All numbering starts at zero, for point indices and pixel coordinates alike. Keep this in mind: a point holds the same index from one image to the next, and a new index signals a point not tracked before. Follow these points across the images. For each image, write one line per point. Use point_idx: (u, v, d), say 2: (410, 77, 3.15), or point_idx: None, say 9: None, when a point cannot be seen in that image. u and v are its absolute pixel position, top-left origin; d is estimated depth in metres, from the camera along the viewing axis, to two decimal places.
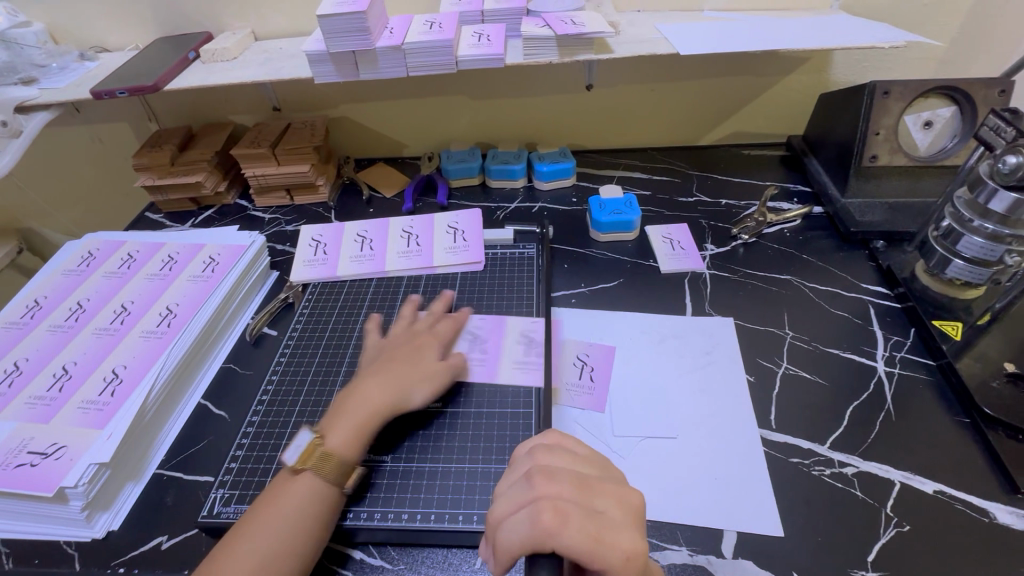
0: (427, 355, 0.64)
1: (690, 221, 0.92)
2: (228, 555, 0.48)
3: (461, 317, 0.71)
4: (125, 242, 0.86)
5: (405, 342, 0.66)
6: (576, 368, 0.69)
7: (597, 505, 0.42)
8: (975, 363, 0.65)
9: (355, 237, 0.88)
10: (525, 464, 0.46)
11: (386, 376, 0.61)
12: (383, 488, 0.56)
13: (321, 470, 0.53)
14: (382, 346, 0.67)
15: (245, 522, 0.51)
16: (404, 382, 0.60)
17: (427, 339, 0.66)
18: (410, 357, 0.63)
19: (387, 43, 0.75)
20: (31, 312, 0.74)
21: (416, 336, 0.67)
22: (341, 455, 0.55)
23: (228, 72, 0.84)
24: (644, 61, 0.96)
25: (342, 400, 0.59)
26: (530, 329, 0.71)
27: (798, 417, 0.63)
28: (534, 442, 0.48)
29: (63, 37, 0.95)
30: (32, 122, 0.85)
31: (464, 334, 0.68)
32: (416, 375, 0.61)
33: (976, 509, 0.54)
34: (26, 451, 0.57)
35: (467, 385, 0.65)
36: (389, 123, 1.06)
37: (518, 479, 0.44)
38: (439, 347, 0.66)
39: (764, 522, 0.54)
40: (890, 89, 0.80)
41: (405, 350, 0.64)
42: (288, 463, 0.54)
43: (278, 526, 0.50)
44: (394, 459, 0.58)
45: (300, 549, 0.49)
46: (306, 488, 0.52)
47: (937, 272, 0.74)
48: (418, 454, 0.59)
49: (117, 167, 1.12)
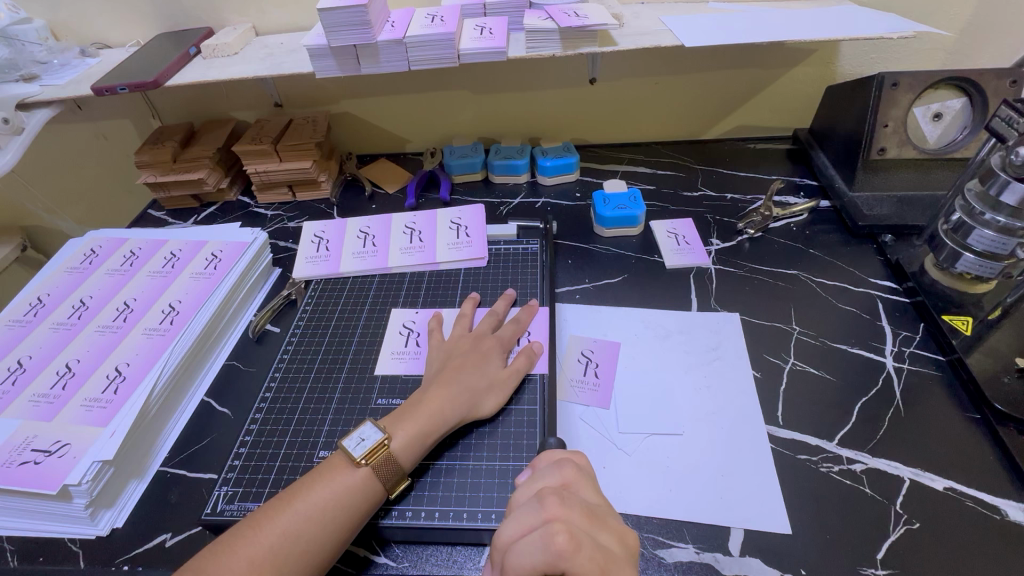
0: (493, 363, 0.63)
1: (694, 216, 0.91)
2: (269, 531, 0.48)
3: (524, 319, 0.69)
4: (127, 239, 0.86)
5: (472, 348, 0.64)
6: (580, 363, 0.69)
7: (601, 539, 0.43)
8: (986, 359, 0.64)
9: (359, 233, 0.87)
10: (547, 480, 0.49)
11: (454, 383, 0.59)
12: (426, 487, 0.55)
13: (379, 471, 0.52)
14: (448, 350, 0.65)
15: (288, 498, 0.50)
16: (472, 391, 0.59)
17: (492, 345, 0.64)
18: (479, 364, 0.62)
19: (388, 36, 0.74)
20: (34, 310, 0.74)
21: (480, 341, 0.65)
22: (399, 458, 0.53)
23: (228, 68, 0.83)
24: (649, 54, 0.95)
25: (412, 402, 0.58)
26: (534, 321, 0.71)
27: (805, 413, 0.62)
28: (564, 459, 0.51)
29: (63, 33, 0.95)
30: (33, 119, 0.85)
31: (493, 333, 0.67)
32: (483, 383, 0.60)
33: (987, 506, 0.53)
34: (30, 449, 0.57)
35: (527, 384, 0.64)
36: (391, 119, 1.06)
37: (529, 501, 0.46)
38: (503, 353, 0.64)
39: (771, 519, 0.53)
40: (899, 80, 0.79)
41: (474, 357, 0.63)
42: (350, 455, 0.53)
43: (325, 513, 0.49)
44: (446, 458, 0.58)
45: (337, 543, 0.49)
46: (353, 485, 0.51)
47: (946, 266, 0.72)
48: (462, 453, 0.58)
49: (119, 164, 1.12)
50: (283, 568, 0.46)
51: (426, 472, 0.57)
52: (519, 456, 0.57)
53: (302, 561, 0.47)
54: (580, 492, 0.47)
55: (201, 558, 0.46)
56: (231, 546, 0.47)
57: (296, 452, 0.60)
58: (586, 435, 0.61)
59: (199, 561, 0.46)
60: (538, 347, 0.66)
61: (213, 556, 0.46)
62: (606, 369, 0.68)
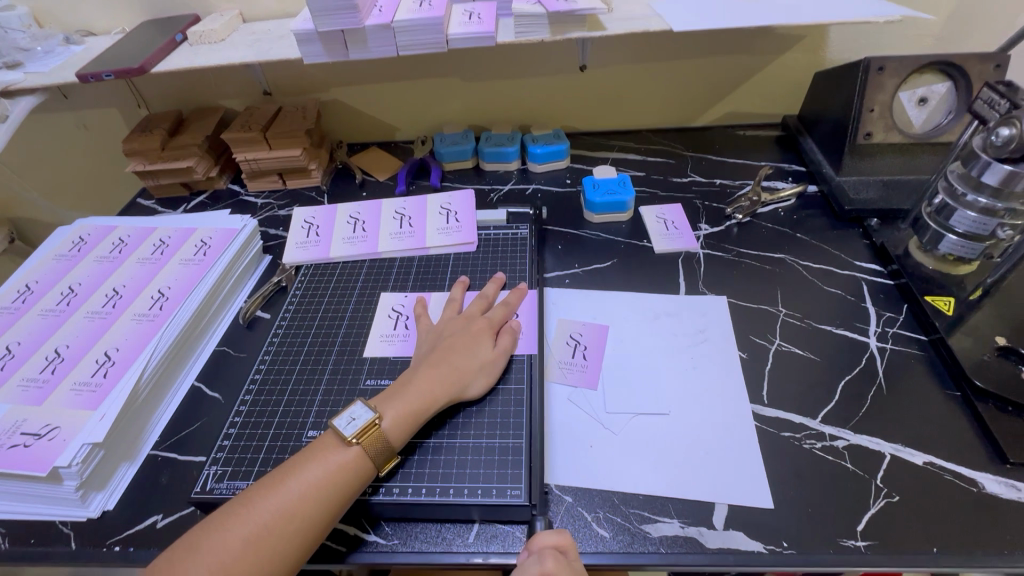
0: (483, 345, 0.63)
1: (683, 202, 0.92)
2: (262, 509, 0.48)
3: (513, 300, 0.69)
4: (116, 227, 0.86)
5: (462, 330, 0.64)
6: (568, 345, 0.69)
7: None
8: (967, 338, 0.65)
9: (349, 219, 0.87)
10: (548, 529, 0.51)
11: (443, 364, 0.60)
12: (415, 465, 0.56)
13: (370, 449, 0.53)
14: (437, 332, 0.65)
15: (280, 477, 0.51)
16: (462, 373, 0.60)
17: (482, 328, 0.65)
18: (469, 347, 0.62)
19: (376, 21, 0.74)
20: (22, 297, 0.74)
21: (470, 323, 0.65)
22: (389, 438, 0.54)
23: (216, 54, 0.83)
24: (638, 40, 0.95)
25: (402, 383, 0.58)
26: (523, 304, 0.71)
27: (790, 392, 0.63)
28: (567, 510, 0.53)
29: (48, 21, 0.94)
30: (18, 106, 0.85)
31: (482, 315, 0.67)
32: (473, 364, 0.61)
33: (965, 479, 0.55)
34: (19, 433, 0.57)
35: (513, 365, 0.64)
36: (382, 107, 1.05)
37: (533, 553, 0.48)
38: (492, 334, 0.65)
39: (754, 494, 0.54)
40: (885, 65, 0.80)
41: (464, 340, 0.63)
42: (342, 435, 0.53)
43: (317, 491, 0.50)
44: (436, 437, 0.58)
45: (328, 520, 0.50)
46: (344, 464, 0.52)
47: (930, 248, 0.74)
48: (451, 431, 0.59)
49: (107, 153, 1.11)
50: (276, 544, 0.47)
51: (415, 450, 0.57)
52: (507, 434, 0.58)
53: (296, 536, 0.48)
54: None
55: (193, 539, 0.47)
56: (224, 524, 0.47)
57: (285, 433, 0.60)
58: (574, 415, 0.62)
59: (193, 539, 0.47)
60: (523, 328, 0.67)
61: (206, 532, 0.47)
62: (594, 350, 0.69)
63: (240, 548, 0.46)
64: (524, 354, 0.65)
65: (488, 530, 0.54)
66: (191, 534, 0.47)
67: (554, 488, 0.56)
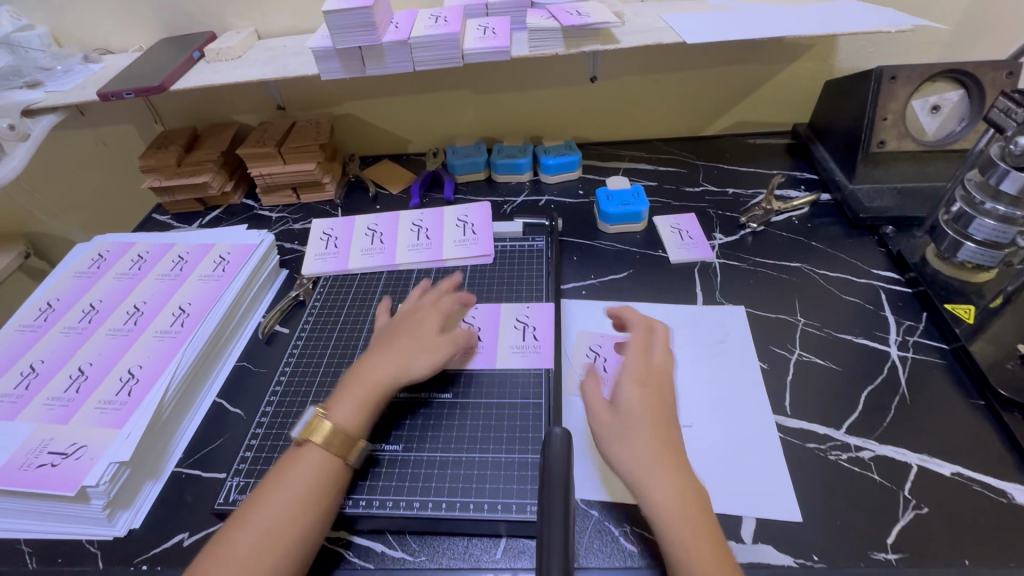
0: (425, 329, 0.64)
1: (697, 212, 0.92)
2: (248, 526, 0.48)
3: (472, 299, 0.71)
4: (134, 243, 0.86)
5: (404, 320, 0.66)
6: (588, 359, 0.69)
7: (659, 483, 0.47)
8: (989, 346, 0.64)
9: (366, 231, 0.88)
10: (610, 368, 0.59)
11: (391, 352, 0.61)
12: (395, 474, 0.57)
13: (327, 439, 0.54)
14: (390, 322, 0.67)
15: (266, 486, 0.51)
16: (406, 357, 0.61)
17: (424, 313, 0.66)
18: (412, 333, 0.63)
19: (392, 37, 0.75)
20: (44, 315, 0.74)
21: (413, 312, 0.67)
22: (344, 428, 0.55)
23: (233, 71, 0.84)
24: (649, 52, 0.96)
25: (343, 379, 0.60)
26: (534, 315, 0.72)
27: (813, 403, 0.63)
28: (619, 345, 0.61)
29: (66, 40, 0.95)
30: (39, 125, 0.86)
31: (431, 304, 0.68)
32: (415, 347, 0.62)
33: (993, 490, 0.54)
34: (46, 452, 0.57)
35: (521, 379, 0.65)
36: (394, 120, 1.06)
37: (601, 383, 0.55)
38: (438, 321, 0.66)
39: (781, 506, 0.54)
40: (897, 73, 0.80)
41: (405, 326, 0.65)
42: (292, 437, 0.55)
43: (298, 492, 0.50)
44: (402, 443, 0.59)
45: (321, 520, 0.50)
46: (319, 464, 0.52)
47: (948, 256, 0.73)
48: (441, 442, 0.59)
49: (122, 169, 1.12)
50: (275, 553, 0.47)
51: (384, 457, 0.58)
52: (524, 448, 0.58)
53: (292, 540, 0.48)
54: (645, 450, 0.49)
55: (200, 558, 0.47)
56: (223, 540, 0.48)
57: None
58: None
59: (202, 559, 0.47)
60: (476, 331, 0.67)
61: (204, 560, 0.46)
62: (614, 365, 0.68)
63: (244, 560, 0.46)
64: (535, 369, 0.66)
65: (516, 546, 0.53)
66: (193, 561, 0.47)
67: (580, 502, 0.56)
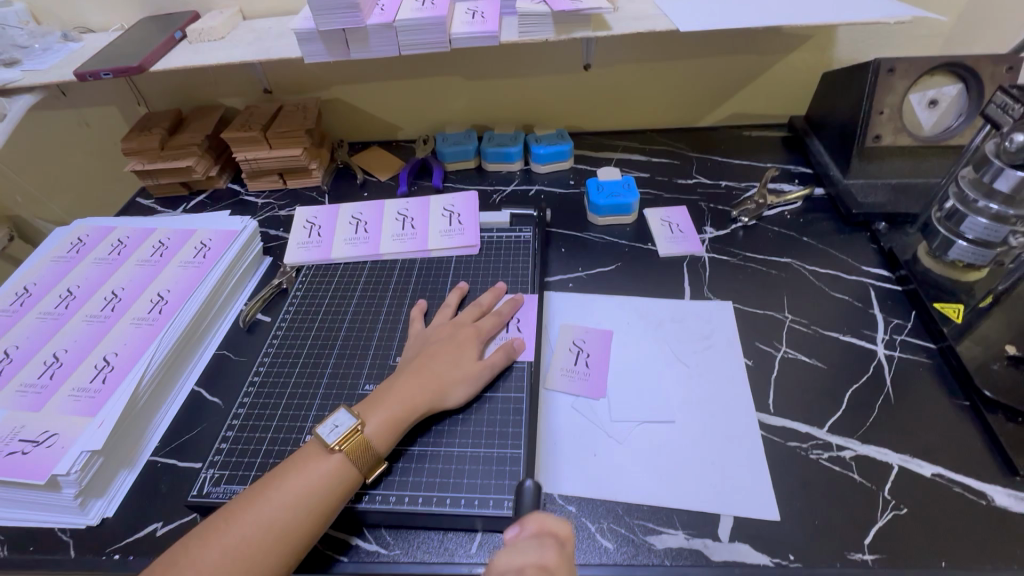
0: (468, 353, 0.62)
1: (688, 204, 0.91)
2: (244, 523, 0.47)
3: (507, 309, 0.68)
4: (114, 227, 0.85)
5: (449, 337, 0.64)
6: (571, 354, 0.68)
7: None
8: (976, 346, 0.64)
9: (350, 220, 0.86)
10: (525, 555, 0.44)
11: (425, 372, 0.59)
12: (398, 472, 0.56)
13: (354, 455, 0.52)
14: (425, 338, 0.65)
15: (262, 488, 0.50)
16: (444, 380, 0.59)
17: (470, 335, 0.64)
18: (453, 355, 0.61)
19: (377, 20, 0.72)
20: (20, 299, 0.73)
21: (458, 330, 0.65)
22: (373, 443, 0.54)
23: (214, 52, 0.81)
24: (643, 40, 0.94)
25: (382, 391, 0.58)
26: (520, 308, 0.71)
27: (796, 401, 0.62)
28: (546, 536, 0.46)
29: (45, 18, 0.93)
30: (15, 105, 0.84)
31: (473, 322, 0.67)
32: (456, 374, 0.60)
33: (974, 491, 0.54)
34: (17, 440, 0.56)
35: (513, 372, 0.64)
36: (383, 105, 1.04)
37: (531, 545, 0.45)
38: (479, 346, 0.64)
39: (759, 505, 0.54)
40: (895, 66, 0.78)
41: (449, 346, 0.62)
42: (325, 442, 0.53)
43: (297, 501, 0.49)
44: (419, 445, 0.58)
45: (314, 528, 0.49)
46: (331, 472, 0.51)
47: (939, 254, 0.72)
48: (433, 438, 0.58)
49: (106, 150, 1.10)
50: (255, 561, 0.46)
51: (396, 457, 0.57)
52: (494, 444, 0.57)
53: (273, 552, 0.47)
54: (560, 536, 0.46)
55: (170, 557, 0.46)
56: (205, 538, 0.47)
57: (283, 437, 0.59)
58: (576, 423, 0.62)
59: (172, 555, 0.46)
60: (518, 343, 0.65)
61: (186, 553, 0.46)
62: (597, 361, 0.67)
63: (219, 564, 0.45)
64: (521, 365, 0.64)
65: (491, 540, 0.53)
66: (181, 544, 0.47)
67: (557, 497, 0.56)
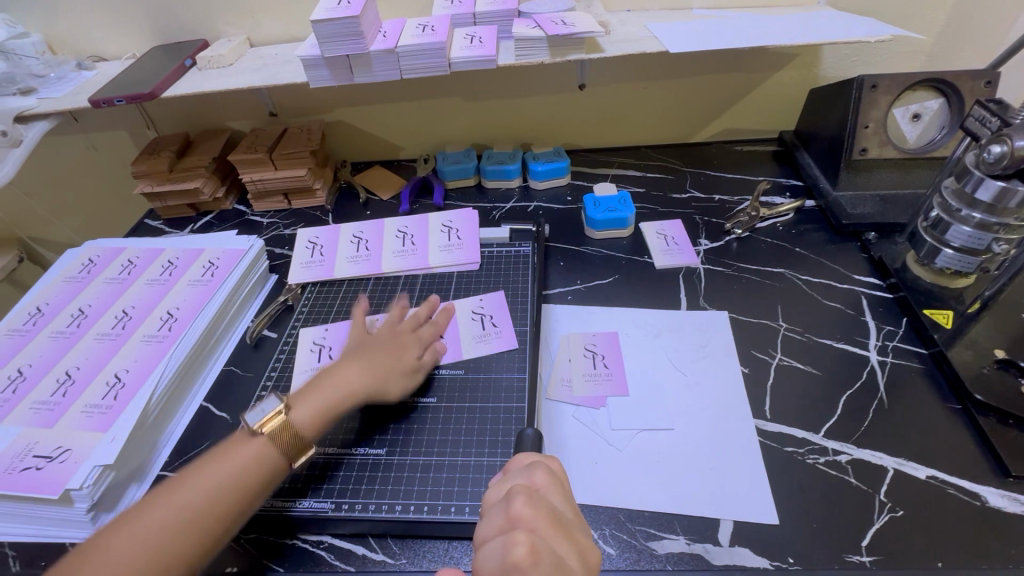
0: (408, 355, 0.65)
1: (683, 218, 0.93)
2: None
3: (423, 312, 0.71)
4: (124, 248, 0.87)
5: (390, 340, 0.66)
6: (588, 359, 0.70)
7: (559, 549, 0.41)
8: (967, 351, 0.65)
9: (309, 347, 0.73)
10: (517, 480, 0.47)
11: (365, 363, 0.62)
12: (403, 480, 0.57)
13: (277, 439, 0.55)
14: (369, 341, 0.67)
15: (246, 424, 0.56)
16: (383, 372, 0.62)
17: (410, 341, 0.66)
18: (393, 353, 0.64)
19: (381, 46, 0.76)
20: (33, 319, 0.75)
21: (397, 334, 0.67)
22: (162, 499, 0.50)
23: (223, 79, 0.85)
24: (636, 60, 0.97)
25: (319, 380, 0.60)
26: (489, 304, 0.76)
27: (792, 407, 0.64)
28: (538, 462, 0.49)
29: (61, 48, 0.96)
30: (31, 132, 0.86)
31: (414, 330, 0.68)
32: (398, 368, 0.63)
33: (968, 493, 0.55)
34: (31, 455, 0.58)
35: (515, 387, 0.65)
36: (385, 126, 1.07)
37: (520, 481, 0.47)
38: (420, 347, 0.66)
39: (758, 509, 0.55)
40: (878, 82, 0.81)
41: (387, 345, 0.65)
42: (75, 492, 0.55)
43: (186, 515, 0.49)
44: (423, 455, 0.59)
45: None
46: (156, 526, 0.48)
47: (927, 262, 0.74)
48: (440, 447, 0.60)
49: (116, 173, 1.13)
50: (234, 498, 0.51)
51: (402, 467, 0.58)
52: (494, 451, 0.59)
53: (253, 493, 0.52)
54: (554, 486, 0.47)
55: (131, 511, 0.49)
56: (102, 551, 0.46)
57: None
58: (577, 433, 0.63)
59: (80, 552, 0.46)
60: (442, 346, 0.68)
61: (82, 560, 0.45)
62: (614, 361, 0.70)
63: None
64: (516, 387, 0.65)
65: None
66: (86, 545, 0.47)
67: None
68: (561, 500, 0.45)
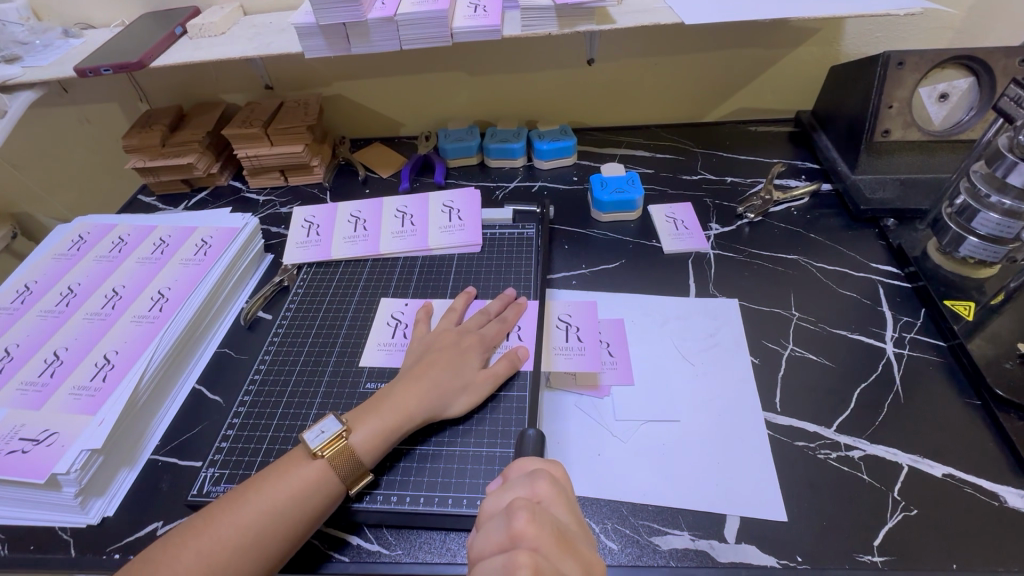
0: (471, 363, 0.61)
1: (693, 200, 0.90)
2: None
3: (511, 316, 0.67)
4: (116, 225, 0.84)
5: (452, 344, 0.62)
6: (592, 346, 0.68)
7: (564, 567, 0.39)
8: (988, 344, 0.62)
9: (387, 320, 0.71)
10: (519, 492, 0.44)
11: (423, 380, 0.58)
12: (400, 471, 0.55)
13: (336, 464, 0.52)
14: (428, 343, 0.63)
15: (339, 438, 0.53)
16: (443, 390, 0.58)
17: (473, 343, 0.62)
18: (453, 364, 0.60)
19: (379, 14, 0.71)
20: (22, 297, 0.73)
21: (462, 337, 0.63)
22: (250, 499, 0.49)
23: (215, 48, 0.81)
24: (648, 34, 0.93)
25: (380, 397, 0.57)
26: (577, 315, 0.71)
27: (803, 400, 0.61)
28: (539, 470, 0.46)
29: (45, 14, 0.92)
30: (16, 102, 0.83)
31: (477, 329, 0.65)
32: (454, 383, 0.58)
33: (986, 492, 0.53)
34: (17, 438, 0.56)
35: (517, 377, 0.62)
36: (385, 102, 1.03)
37: (522, 494, 0.44)
38: (483, 353, 0.62)
39: (766, 505, 0.53)
40: (905, 59, 0.77)
41: (449, 354, 0.61)
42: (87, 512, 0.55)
43: (244, 537, 0.47)
44: (422, 445, 0.57)
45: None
46: (239, 526, 0.47)
47: (949, 251, 0.71)
48: (441, 438, 0.58)
49: (108, 147, 1.10)
50: (308, 509, 0.49)
51: (400, 457, 0.56)
52: (494, 443, 0.57)
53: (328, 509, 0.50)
54: (556, 498, 0.44)
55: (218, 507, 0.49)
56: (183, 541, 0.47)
57: (283, 436, 0.59)
58: (579, 423, 0.61)
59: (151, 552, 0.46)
60: (522, 351, 0.63)
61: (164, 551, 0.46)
62: (619, 349, 0.68)
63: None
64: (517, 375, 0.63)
65: None
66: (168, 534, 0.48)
67: None
68: (565, 513, 0.43)
